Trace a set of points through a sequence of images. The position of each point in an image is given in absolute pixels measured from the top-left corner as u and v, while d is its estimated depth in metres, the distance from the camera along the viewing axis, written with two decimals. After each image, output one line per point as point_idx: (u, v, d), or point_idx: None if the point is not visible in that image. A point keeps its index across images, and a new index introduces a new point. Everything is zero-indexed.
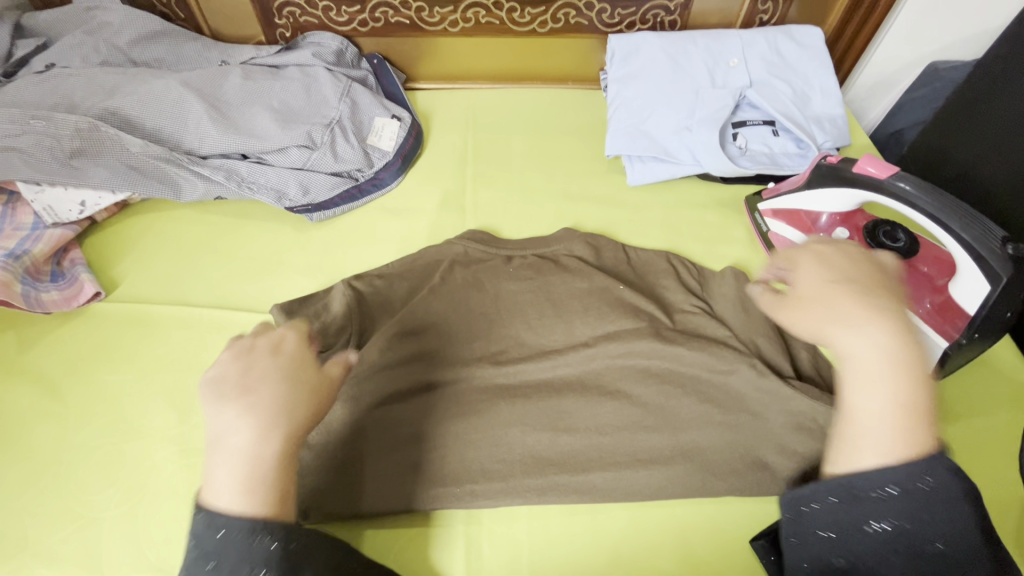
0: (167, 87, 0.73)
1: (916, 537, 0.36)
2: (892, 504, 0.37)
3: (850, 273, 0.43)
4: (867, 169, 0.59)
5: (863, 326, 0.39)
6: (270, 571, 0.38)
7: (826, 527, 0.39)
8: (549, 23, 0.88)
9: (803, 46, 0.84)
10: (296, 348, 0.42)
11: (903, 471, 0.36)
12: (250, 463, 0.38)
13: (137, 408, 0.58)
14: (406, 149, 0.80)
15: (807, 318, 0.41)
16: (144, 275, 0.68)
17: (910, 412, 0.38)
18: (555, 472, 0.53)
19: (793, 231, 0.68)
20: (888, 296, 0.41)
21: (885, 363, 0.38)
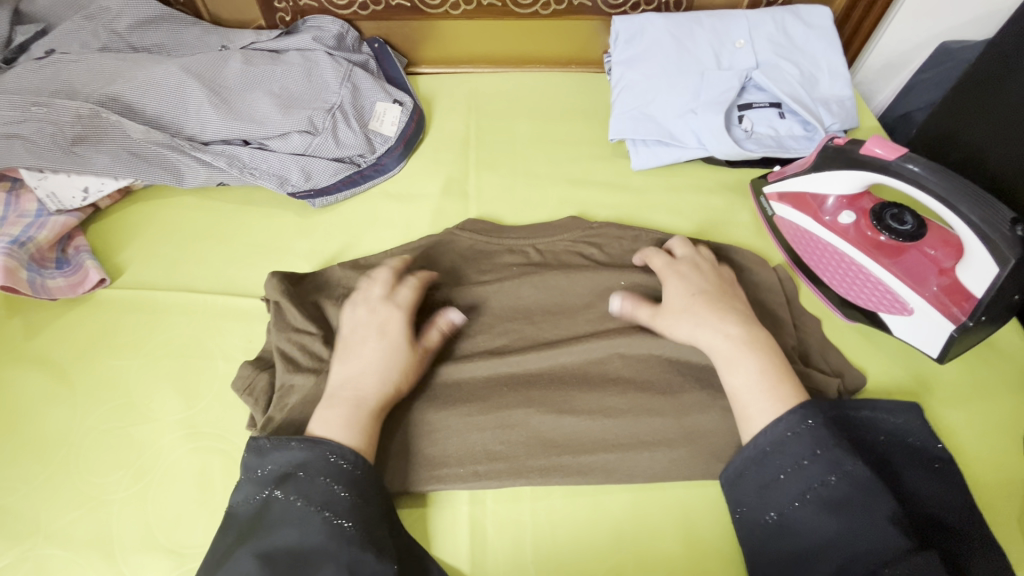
0: (167, 71, 0.73)
1: (820, 472, 0.47)
2: (790, 449, 0.48)
3: (703, 284, 0.59)
4: (872, 149, 0.58)
5: (713, 324, 0.56)
6: (339, 484, 0.47)
7: (756, 485, 0.49)
8: (551, 5, 0.86)
9: (811, 26, 0.82)
10: (397, 332, 0.56)
11: (790, 418, 0.49)
12: (354, 411, 0.51)
13: (145, 393, 0.58)
14: (408, 135, 0.79)
15: (675, 324, 0.57)
16: (148, 261, 0.68)
17: (771, 373, 0.52)
18: (559, 454, 0.54)
19: (798, 214, 0.67)
20: (728, 293, 0.59)
21: (737, 345, 0.54)
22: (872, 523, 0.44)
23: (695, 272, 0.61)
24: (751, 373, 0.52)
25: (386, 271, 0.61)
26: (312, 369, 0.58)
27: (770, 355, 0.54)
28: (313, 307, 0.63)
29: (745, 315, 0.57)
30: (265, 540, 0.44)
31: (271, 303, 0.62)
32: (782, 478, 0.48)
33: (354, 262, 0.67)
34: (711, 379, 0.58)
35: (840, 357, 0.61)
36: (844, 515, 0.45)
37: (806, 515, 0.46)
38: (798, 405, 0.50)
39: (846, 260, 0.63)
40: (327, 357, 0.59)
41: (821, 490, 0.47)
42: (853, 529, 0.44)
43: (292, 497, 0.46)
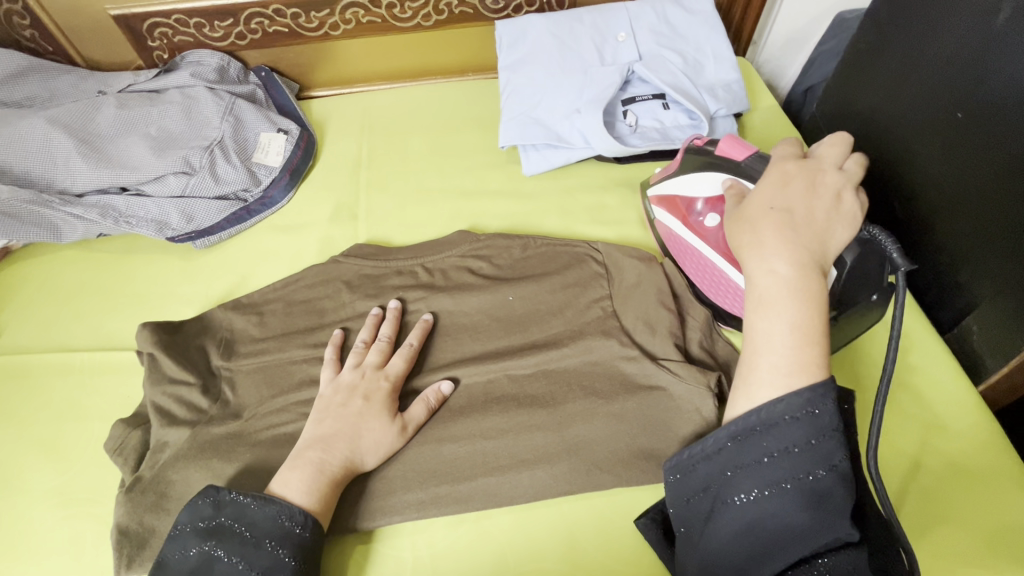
0: (32, 126, 0.71)
1: (806, 465, 0.41)
2: (784, 432, 0.42)
3: (795, 202, 0.48)
4: (723, 147, 0.58)
5: (774, 253, 0.46)
6: (285, 549, 0.45)
7: (731, 463, 0.43)
8: (433, 16, 0.85)
9: (692, 12, 0.81)
10: (382, 398, 0.54)
11: (797, 400, 0.42)
12: (315, 474, 0.49)
13: (18, 462, 0.56)
14: (295, 164, 0.78)
15: (740, 233, 0.49)
16: (26, 324, 0.66)
17: (805, 335, 0.44)
18: (437, 483, 0.52)
19: (669, 218, 0.65)
20: (815, 223, 0.47)
21: (790, 290, 0.45)
22: (838, 516, 0.39)
23: (800, 182, 0.49)
24: (787, 326, 0.44)
25: (386, 333, 0.60)
26: (189, 422, 0.56)
27: (814, 314, 0.44)
28: (193, 351, 0.61)
29: (818, 260, 0.46)
30: None
31: (145, 353, 0.60)
32: (763, 461, 0.42)
33: (236, 303, 0.65)
34: (593, 385, 0.57)
35: (728, 350, 0.60)
36: (810, 507, 0.40)
37: (773, 500, 0.41)
38: (807, 387, 0.42)
39: (714, 266, 0.60)
40: (207, 407, 0.57)
41: (795, 480, 0.41)
42: (815, 519, 0.40)
43: (234, 559, 0.45)
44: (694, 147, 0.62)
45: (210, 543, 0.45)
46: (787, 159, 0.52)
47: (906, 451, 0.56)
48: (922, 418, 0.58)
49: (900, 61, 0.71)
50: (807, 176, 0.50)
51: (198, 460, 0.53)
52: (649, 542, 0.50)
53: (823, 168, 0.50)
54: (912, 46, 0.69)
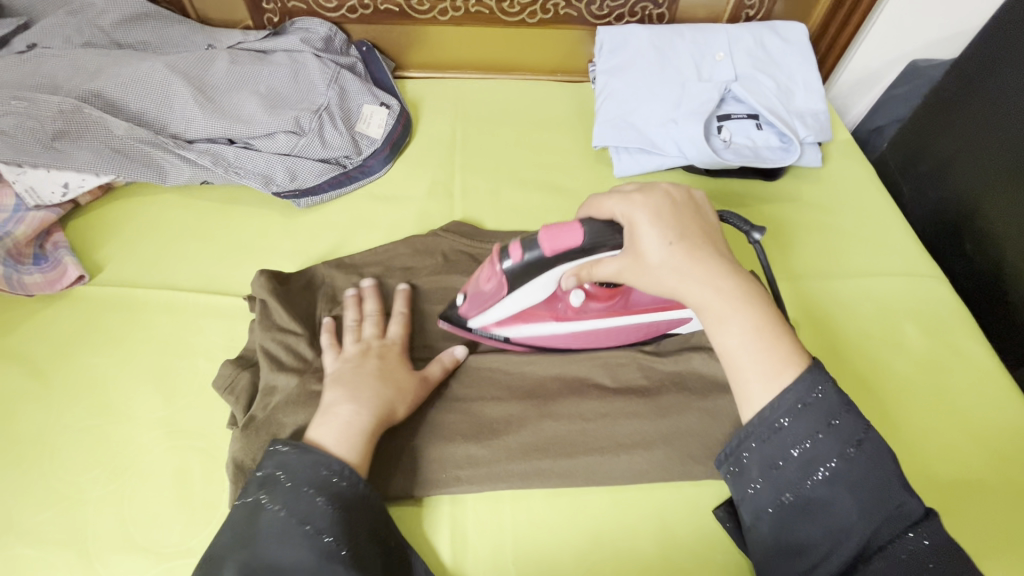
0: (152, 69, 0.73)
1: (835, 448, 0.44)
2: (802, 422, 0.45)
3: (677, 227, 0.49)
4: (558, 244, 0.49)
5: (697, 283, 0.48)
6: (321, 496, 0.45)
7: (767, 466, 0.46)
8: (538, 14, 0.88)
9: (788, 41, 0.85)
10: (393, 360, 0.57)
11: (802, 380, 0.45)
12: (346, 427, 0.50)
13: (124, 392, 0.57)
14: (395, 138, 0.80)
15: (649, 281, 0.49)
16: (128, 259, 0.68)
17: (761, 331, 0.47)
18: (540, 457, 0.55)
19: (528, 326, 0.60)
20: (699, 236, 0.49)
21: (730, 308, 0.47)
22: (888, 494, 0.43)
23: (665, 208, 0.49)
24: (746, 329, 0.47)
25: (372, 307, 0.61)
26: (296, 369, 0.58)
27: (756, 303, 0.48)
28: (299, 301, 0.63)
29: (725, 263, 0.50)
30: (249, 550, 0.43)
31: (256, 300, 0.63)
32: (794, 454, 0.45)
33: (339, 262, 0.68)
34: (687, 379, 0.59)
35: None
36: (863, 489, 0.43)
37: (837, 499, 0.43)
38: (802, 365, 0.46)
39: (604, 330, 0.61)
40: (312, 358, 0.58)
41: (845, 469, 0.44)
42: (879, 506, 0.43)
43: (276, 507, 0.45)
44: (513, 265, 0.52)
45: (261, 492, 0.46)
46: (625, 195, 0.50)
47: (975, 474, 0.59)
48: (996, 450, 0.61)
49: (983, 114, 0.76)
50: (657, 200, 0.50)
51: (307, 405, 0.54)
52: (725, 528, 0.52)
53: (660, 186, 0.52)
54: (997, 105, 0.74)
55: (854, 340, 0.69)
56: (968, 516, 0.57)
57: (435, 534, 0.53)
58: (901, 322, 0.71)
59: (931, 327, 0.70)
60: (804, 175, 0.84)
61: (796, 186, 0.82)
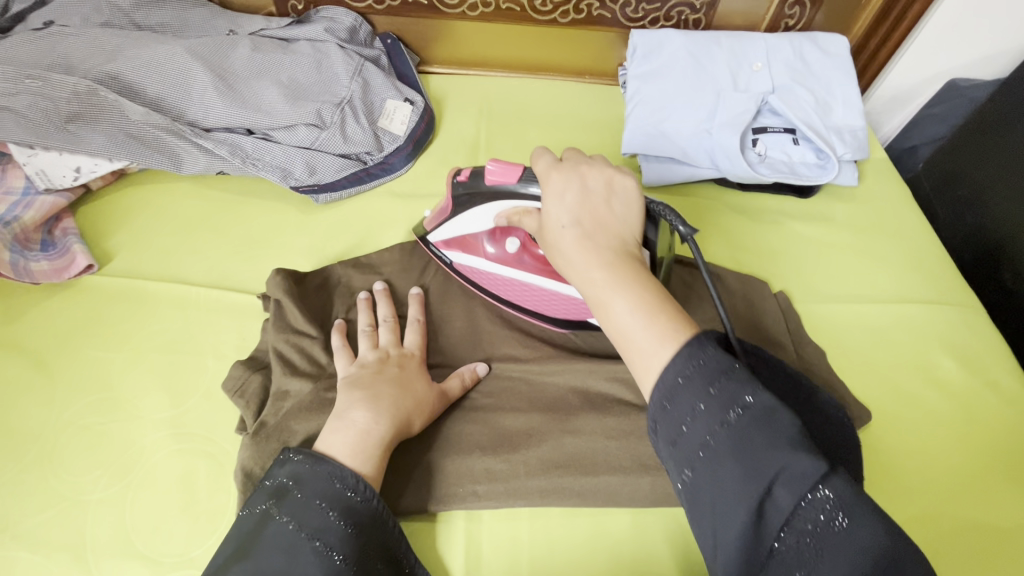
0: (172, 53, 0.70)
1: (718, 416, 0.37)
2: (688, 391, 0.38)
3: (579, 206, 0.46)
4: (495, 175, 0.53)
5: (582, 260, 0.44)
6: (333, 510, 0.42)
7: (678, 453, 0.38)
8: (571, 13, 0.85)
9: (828, 53, 0.82)
10: (413, 370, 0.54)
11: (678, 362, 0.38)
12: (361, 436, 0.47)
13: (130, 389, 0.55)
14: (418, 135, 0.78)
15: (556, 260, 0.47)
16: (139, 248, 0.65)
17: (649, 311, 0.41)
18: (561, 474, 0.52)
19: (466, 257, 0.62)
20: (604, 216, 0.46)
21: (620, 287, 0.42)
22: (780, 454, 0.35)
23: (575, 188, 0.47)
24: (630, 307, 0.41)
25: (386, 312, 0.59)
26: (309, 375, 0.55)
27: (652, 290, 0.42)
28: (315, 304, 0.61)
29: (624, 247, 0.45)
30: (250, 564, 0.39)
31: (270, 300, 0.60)
32: (684, 429, 0.37)
33: (355, 262, 0.65)
34: None
35: (844, 391, 0.62)
36: (752, 457, 0.35)
37: (715, 469, 0.36)
38: (682, 344, 0.39)
39: (533, 289, 0.61)
40: (327, 363, 0.56)
41: (720, 433, 0.36)
42: (760, 469, 0.34)
43: (283, 520, 0.41)
44: (461, 184, 0.57)
45: (267, 502, 0.42)
46: (546, 171, 0.49)
47: (1013, 514, 0.57)
48: None
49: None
50: (570, 178, 0.47)
51: (320, 413, 0.52)
52: None
53: (582, 167, 0.48)
54: None
55: (887, 366, 0.67)
56: (1003, 559, 0.54)
57: (448, 552, 0.50)
58: (937, 351, 0.68)
59: (967, 357, 0.68)
60: (838, 192, 0.81)
61: (830, 204, 0.79)
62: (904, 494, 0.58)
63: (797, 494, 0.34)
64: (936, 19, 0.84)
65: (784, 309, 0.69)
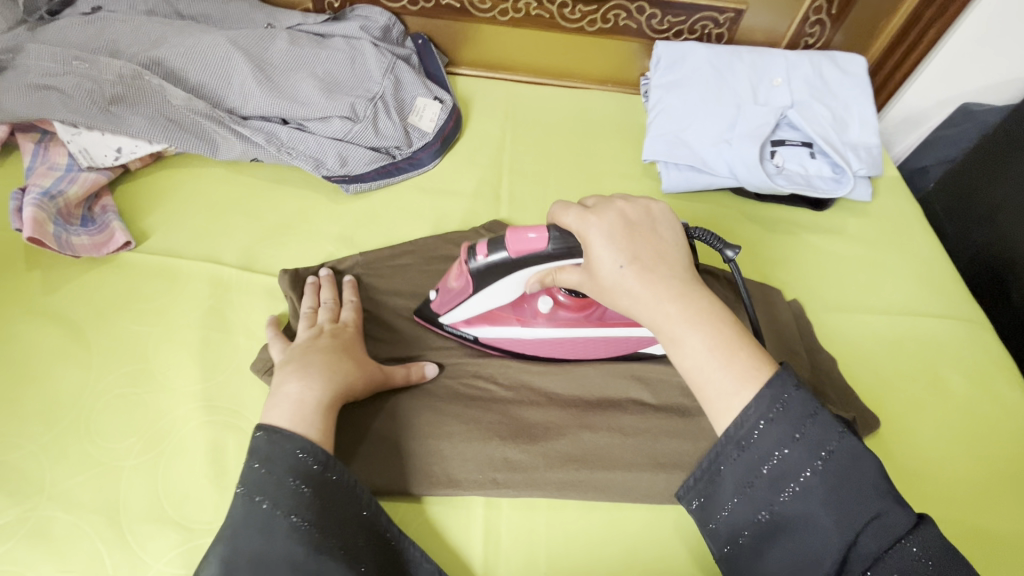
0: (214, 42, 0.72)
1: (803, 460, 0.40)
2: (772, 435, 0.41)
3: (628, 245, 0.46)
4: (520, 246, 0.50)
5: (647, 302, 0.45)
6: (307, 485, 0.44)
7: (757, 493, 0.41)
8: (598, 22, 0.88)
9: (847, 73, 0.85)
10: (348, 344, 0.56)
11: (761, 405, 0.41)
12: (296, 403, 0.49)
13: (164, 362, 0.57)
14: (446, 133, 0.80)
15: (615, 302, 0.47)
16: (175, 228, 0.67)
17: (721, 349, 0.43)
18: (578, 467, 0.54)
19: (495, 329, 0.61)
20: (656, 253, 0.47)
21: (690, 327, 0.44)
22: (863, 497, 0.40)
23: (619, 228, 0.47)
24: (703, 346, 0.44)
25: (327, 296, 0.61)
26: None
27: (722, 324, 0.45)
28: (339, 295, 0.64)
29: (685, 281, 0.46)
30: (229, 547, 0.42)
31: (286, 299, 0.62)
32: (766, 469, 0.41)
33: (360, 254, 0.68)
34: None
35: (854, 399, 0.64)
36: (838, 499, 0.39)
37: (801, 509, 0.40)
38: (763, 381, 0.42)
39: (578, 339, 0.61)
40: None
41: (808, 480, 0.40)
42: (852, 517, 0.39)
43: (254, 500, 0.43)
44: (480, 263, 0.53)
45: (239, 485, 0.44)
46: (585, 214, 0.48)
47: (1015, 525, 0.58)
48: None
49: None
50: (612, 216, 0.48)
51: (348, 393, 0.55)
52: None
53: (617, 205, 0.49)
54: None
55: (896, 377, 0.68)
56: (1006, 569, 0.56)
57: (467, 534, 0.52)
58: (945, 365, 0.70)
59: (975, 372, 0.69)
60: (851, 207, 0.83)
61: (843, 218, 0.81)
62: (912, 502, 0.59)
63: (884, 539, 0.39)
64: (952, 44, 0.86)
65: (798, 316, 0.71)
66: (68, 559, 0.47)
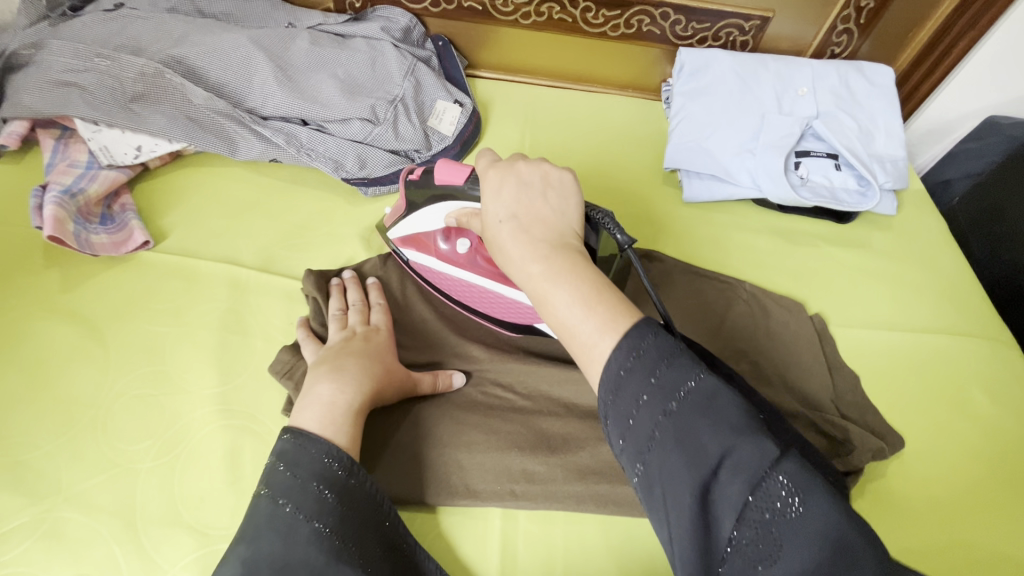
0: (236, 41, 0.72)
1: (657, 402, 0.35)
2: (632, 379, 0.35)
3: (515, 201, 0.45)
4: (444, 175, 0.54)
5: (519, 255, 0.42)
6: (331, 492, 0.42)
7: (632, 449, 0.35)
8: (621, 28, 0.87)
9: (874, 84, 0.83)
10: (379, 348, 0.56)
11: (617, 352, 0.36)
12: (329, 407, 0.49)
13: (181, 364, 0.57)
14: (466, 136, 0.79)
15: (496, 257, 0.46)
16: (194, 228, 0.67)
17: (588, 302, 0.39)
18: (597, 481, 0.53)
19: (420, 256, 0.62)
20: (540, 210, 0.45)
21: (552, 278, 0.40)
22: (726, 437, 0.33)
23: (510, 185, 0.46)
24: (568, 297, 0.39)
25: (356, 297, 0.60)
26: None
27: (591, 278, 0.40)
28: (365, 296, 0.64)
29: (563, 239, 0.44)
30: (249, 548, 0.39)
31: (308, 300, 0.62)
32: (630, 421, 0.35)
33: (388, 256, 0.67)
34: None
35: (878, 418, 0.63)
36: (698, 441, 0.33)
37: (662, 460, 0.34)
38: (623, 330, 0.37)
39: (489, 292, 0.60)
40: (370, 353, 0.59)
41: (662, 425, 0.34)
42: (704, 451, 0.32)
43: (277, 502, 0.42)
44: (414, 183, 0.58)
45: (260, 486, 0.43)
46: (485, 172, 0.48)
47: None
48: None
49: None
50: (505, 175, 0.47)
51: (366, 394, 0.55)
52: None
53: (518, 164, 0.48)
54: None
55: (920, 394, 0.67)
56: None
57: (485, 547, 0.51)
58: (970, 384, 0.68)
59: (1001, 391, 0.68)
60: (875, 220, 0.81)
61: (867, 231, 0.80)
62: (936, 524, 0.58)
63: (747, 477, 0.32)
64: (983, 52, 0.84)
65: (821, 331, 0.70)
66: (82, 562, 0.46)
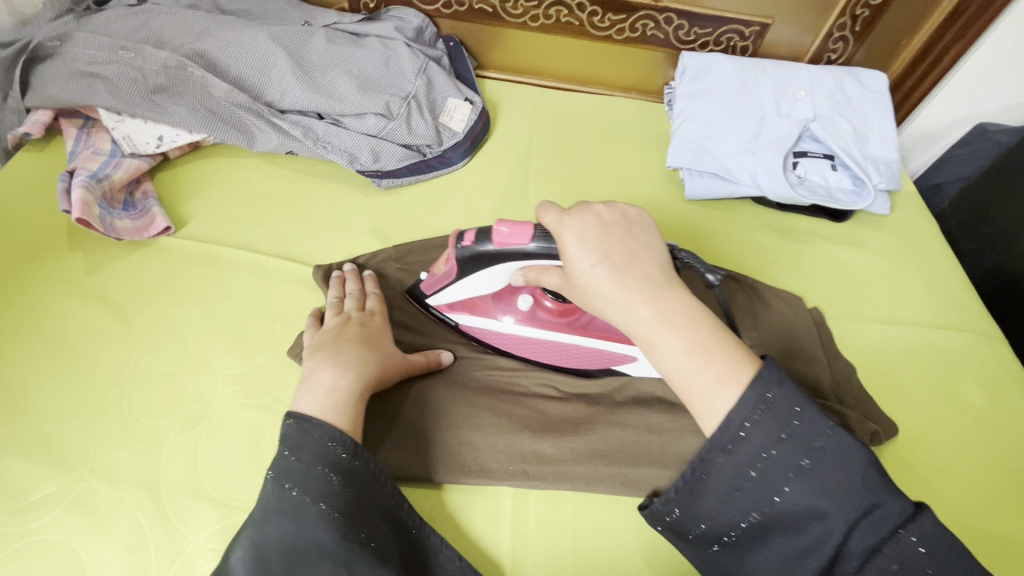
0: (256, 37, 0.74)
1: (791, 458, 0.40)
2: (755, 435, 0.40)
3: (605, 247, 0.47)
4: (503, 237, 0.52)
5: (624, 305, 0.45)
6: (335, 475, 0.44)
7: (747, 500, 0.41)
8: (626, 32, 0.90)
9: (868, 89, 0.86)
10: (376, 334, 0.57)
11: (745, 403, 0.41)
12: (328, 391, 0.50)
13: (202, 344, 0.58)
14: (476, 133, 0.82)
15: (589, 303, 0.48)
16: (213, 216, 0.69)
17: (702, 350, 0.44)
18: (605, 462, 0.55)
19: (476, 322, 0.63)
20: (632, 256, 0.47)
21: (663, 328, 0.44)
22: (859, 494, 0.40)
23: (594, 231, 0.48)
24: (680, 347, 0.44)
25: (352, 287, 0.62)
26: None
27: (698, 323, 0.45)
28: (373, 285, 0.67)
29: (661, 282, 0.47)
30: (259, 530, 0.42)
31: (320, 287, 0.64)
32: (752, 473, 0.40)
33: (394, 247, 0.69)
34: None
35: (872, 407, 0.66)
36: (832, 495, 0.40)
37: (794, 511, 0.40)
38: (751, 376, 0.42)
39: (554, 343, 0.63)
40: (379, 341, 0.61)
41: (796, 480, 0.40)
42: (836, 508, 0.40)
43: (284, 487, 0.44)
44: (466, 250, 0.55)
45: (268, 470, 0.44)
46: (561, 218, 0.49)
47: None
48: None
49: None
50: (590, 221, 0.49)
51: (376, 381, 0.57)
52: None
53: (595, 207, 0.50)
54: None
55: (913, 386, 0.70)
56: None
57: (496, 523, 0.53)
58: (961, 377, 0.71)
59: (990, 384, 0.71)
60: (870, 220, 0.84)
61: (861, 230, 0.83)
62: (928, 509, 0.61)
63: (871, 525, 0.40)
64: (971, 62, 0.87)
65: (818, 324, 0.72)
66: (109, 530, 0.48)
